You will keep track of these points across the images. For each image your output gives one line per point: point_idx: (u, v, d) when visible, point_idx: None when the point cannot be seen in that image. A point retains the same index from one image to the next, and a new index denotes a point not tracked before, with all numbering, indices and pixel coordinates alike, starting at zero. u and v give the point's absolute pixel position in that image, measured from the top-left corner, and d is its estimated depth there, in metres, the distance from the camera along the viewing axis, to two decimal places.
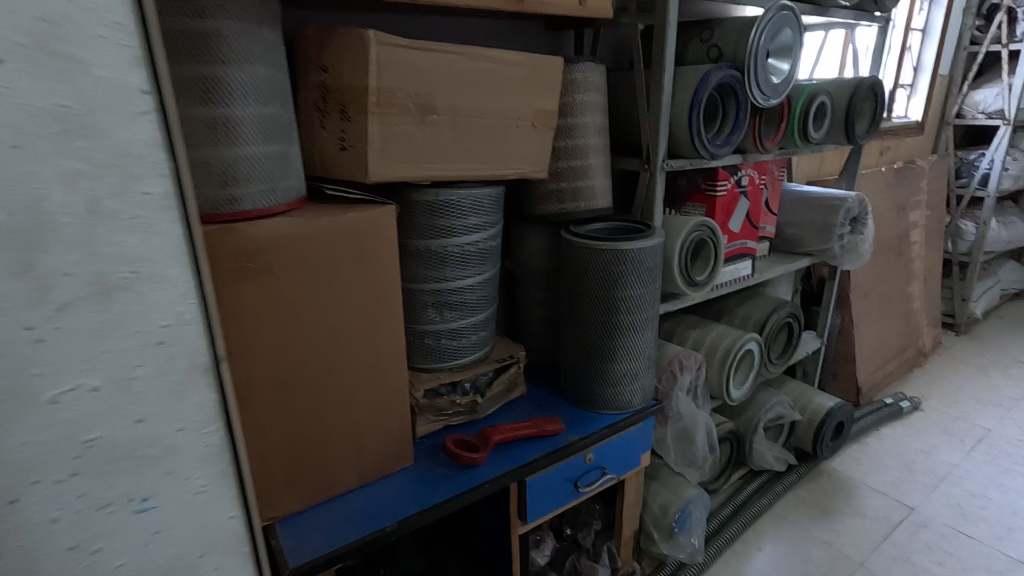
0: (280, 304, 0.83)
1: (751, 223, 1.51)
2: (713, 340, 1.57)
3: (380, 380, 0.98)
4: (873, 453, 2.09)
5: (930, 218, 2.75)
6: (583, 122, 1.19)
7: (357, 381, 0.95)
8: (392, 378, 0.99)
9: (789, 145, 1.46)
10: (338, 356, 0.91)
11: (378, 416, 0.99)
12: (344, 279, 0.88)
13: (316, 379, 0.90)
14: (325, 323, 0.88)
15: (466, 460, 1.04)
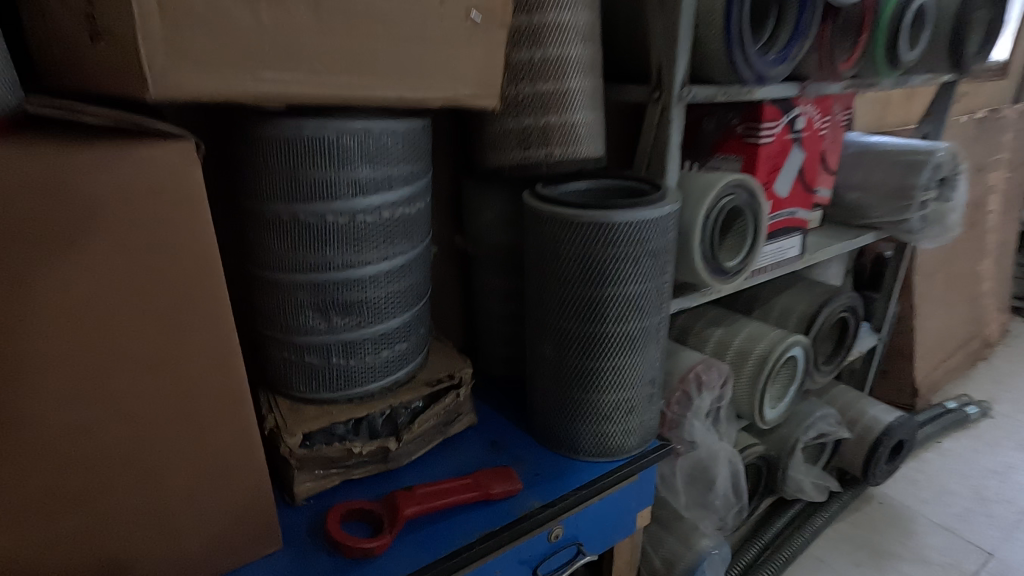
0: None
1: (806, 184, 1.08)
2: (742, 343, 1.17)
3: (205, 434, 0.60)
4: (934, 473, 1.69)
5: (1010, 182, 2.26)
6: (559, 21, 0.76)
7: (159, 438, 0.57)
8: (229, 428, 0.61)
9: (870, 72, 1.02)
10: (109, 400, 0.53)
11: (207, 488, 0.62)
12: (101, 270, 0.50)
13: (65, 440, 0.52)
14: (75, 350, 0.50)
15: (359, 551, 0.68)
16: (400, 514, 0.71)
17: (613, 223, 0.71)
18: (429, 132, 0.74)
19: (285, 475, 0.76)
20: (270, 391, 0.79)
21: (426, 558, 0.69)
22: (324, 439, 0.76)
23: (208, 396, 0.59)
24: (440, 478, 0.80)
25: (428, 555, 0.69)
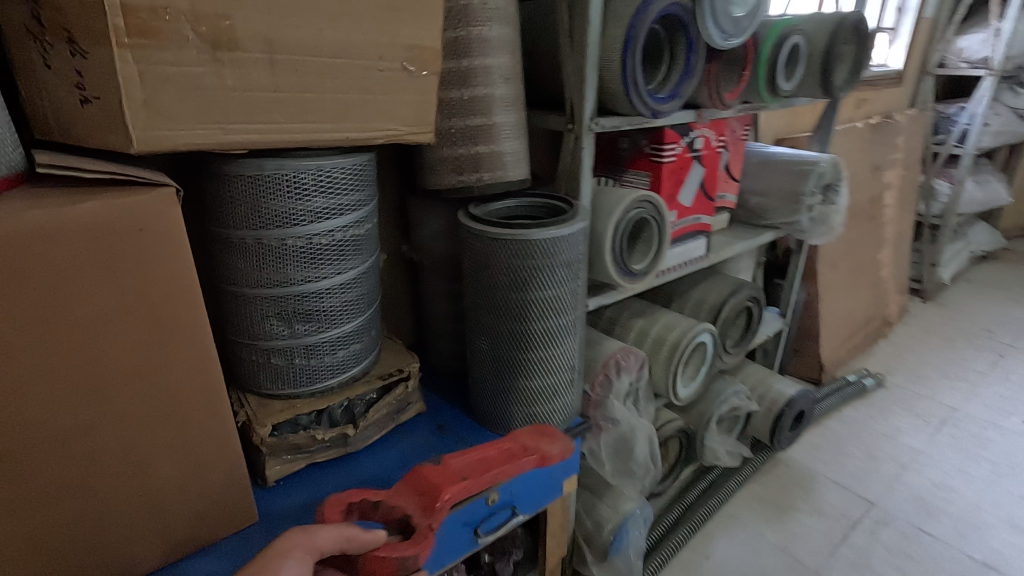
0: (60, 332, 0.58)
1: (706, 197, 1.25)
2: (658, 331, 1.34)
3: (193, 445, 0.71)
4: (834, 437, 1.94)
5: (906, 177, 2.54)
6: (486, 65, 0.89)
7: (167, 446, 0.69)
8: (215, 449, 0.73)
9: (755, 98, 1.18)
10: (149, 419, 0.67)
11: (192, 494, 0.73)
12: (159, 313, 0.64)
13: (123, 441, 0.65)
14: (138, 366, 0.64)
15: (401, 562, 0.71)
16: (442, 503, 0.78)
17: (530, 240, 0.86)
18: (373, 165, 0.86)
19: (256, 462, 0.87)
20: (240, 389, 0.89)
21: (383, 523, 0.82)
22: (291, 428, 0.87)
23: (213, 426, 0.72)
24: (473, 458, 0.86)
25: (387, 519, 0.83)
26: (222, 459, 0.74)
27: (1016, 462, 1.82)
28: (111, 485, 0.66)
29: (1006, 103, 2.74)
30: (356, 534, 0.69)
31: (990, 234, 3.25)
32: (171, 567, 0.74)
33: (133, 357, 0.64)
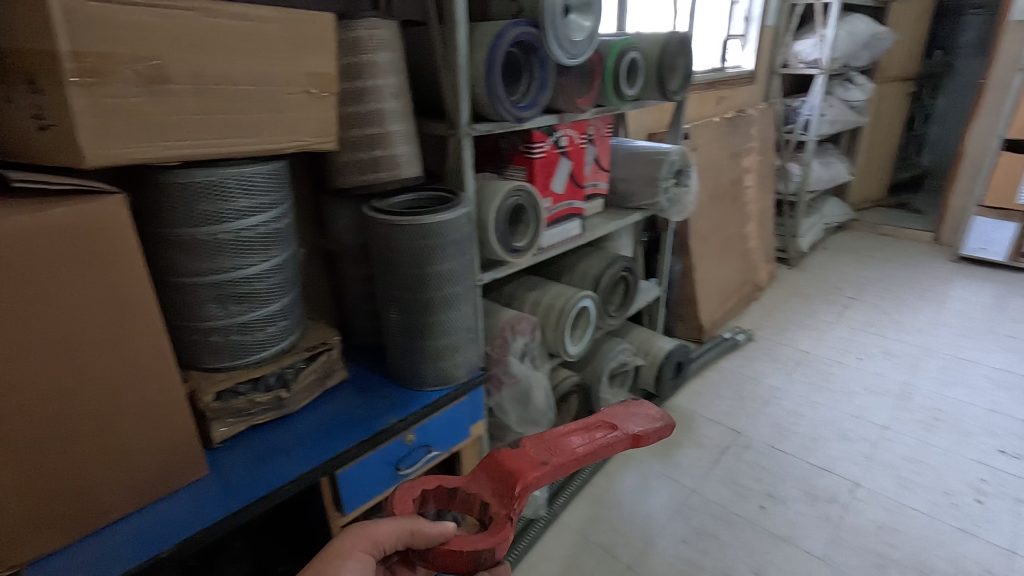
0: (37, 314, 0.73)
1: (577, 184, 1.53)
2: (548, 300, 1.59)
3: (149, 407, 0.86)
4: (712, 384, 2.29)
5: (762, 163, 2.98)
6: (377, 85, 1.09)
7: (129, 407, 0.84)
8: (168, 411, 0.89)
9: (606, 101, 1.44)
10: (112, 385, 0.82)
11: (151, 448, 0.88)
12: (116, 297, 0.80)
13: (91, 404, 0.80)
14: (101, 341, 0.79)
15: (473, 555, 0.76)
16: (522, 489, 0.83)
17: (422, 224, 1.07)
18: (286, 170, 1.03)
19: (203, 427, 1.03)
20: (182, 367, 1.04)
21: (319, 460, 1.01)
22: (232, 395, 1.04)
23: (165, 391, 0.88)
24: (564, 445, 0.92)
25: (322, 457, 1.02)
26: (176, 419, 0.90)
27: (850, 388, 2.24)
28: (82, 441, 0.80)
29: (839, 96, 3.25)
30: (419, 528, 0.76)
31: (840, 207, 3.82)
32: (139, 511, 0.89)
33: (99, 333, 0.79)
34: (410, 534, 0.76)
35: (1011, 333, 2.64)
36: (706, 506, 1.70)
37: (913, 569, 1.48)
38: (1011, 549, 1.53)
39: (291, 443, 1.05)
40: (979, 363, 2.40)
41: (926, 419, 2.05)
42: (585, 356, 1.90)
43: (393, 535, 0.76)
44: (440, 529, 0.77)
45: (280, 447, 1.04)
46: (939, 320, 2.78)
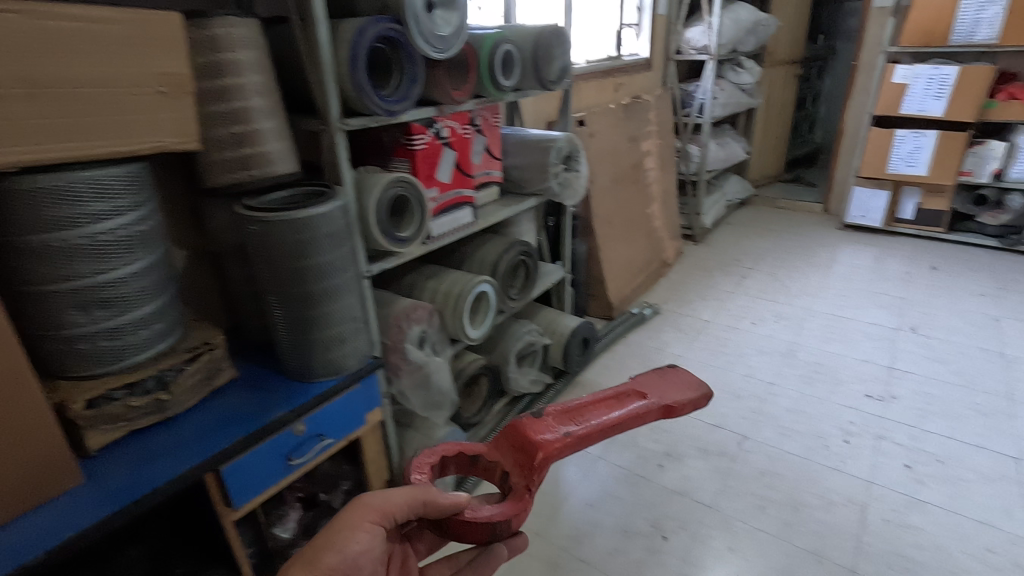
0: None
1: (464, 173, 1.59)
2: (446, 287, 1.64)
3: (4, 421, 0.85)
4: (620, 357, 2.42)
5: (662, 145, 3.14)
6: (241, 83, 1.09)
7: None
8: (27, 423, 0.87)
9: (484, 92, 1.51)
10: None
11: (12, 462, 0.87)
12: None
13: None
14: None
15: (487, 525, 0.90)
16: (545, 460, 1.05)
17: (294, 219, 1.09)
18: (145, 171, 1.02)
19: (76, 436, 1.01)
20: (48, 378, 1.01)
21: (202, 457, 1.02)
22: (105, 402, 1.02)
23: (21, 404, 0.86)
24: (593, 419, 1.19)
25: (205, 454, 1.03)
26: (37, 432, 0.88)
27: (742, 350, 2.44)
28: None
29: (730, 80, 3.47)
30: (431, 500, 0.87)
31: (741, 185, 4.07)
32: (7, 524, 0.88)
33: None
34: (422, 506, 0.87)
35: (883, 291, 2.93)
36: (609, 469, 1.82)
37: (788, 506, 1.65)
38: (869, 480, 1.73)
39: (173, 444, 1.05)
40: (855, 319, 2.66)
41: (807, 373, 2.27)
42: (492, 339, 1.97)
43: (404, 507, 0.86)
44: (453, 502, 0.88)
45: (161, 449, 1.04)
46: (824, 283, 3.04)
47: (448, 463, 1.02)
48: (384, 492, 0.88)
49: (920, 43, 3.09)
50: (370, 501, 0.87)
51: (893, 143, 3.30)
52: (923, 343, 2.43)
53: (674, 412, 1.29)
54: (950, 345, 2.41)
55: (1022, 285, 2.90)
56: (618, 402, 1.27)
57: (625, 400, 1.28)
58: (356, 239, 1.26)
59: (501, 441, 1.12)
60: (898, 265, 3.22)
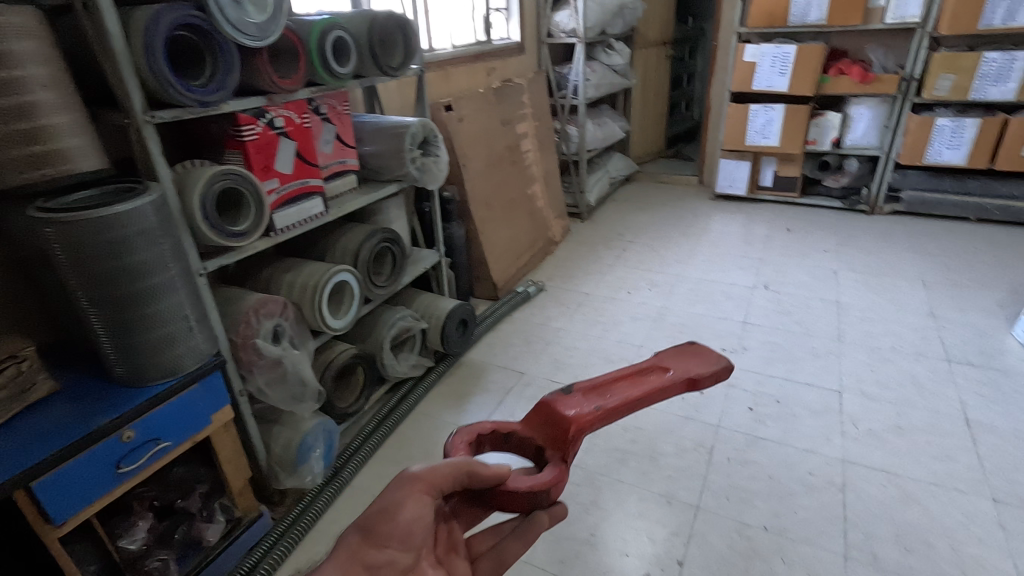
0: None
1: (309, 163, 1.56)
2: (302, 280, 1.61)
3: None
4: (504, 335, 2.50)
5: (539, 127, 3.23)
6: (22, 74, 1.01)
7: None
8: None
9: (319, 80, 1.50)
10: None
11: None
12: None
13: None
14: None
15: (530, 497, 0.77)
16: (575, 434, 0.84)
17: (95, 218, 1.02)
18: None
19: None
20: None
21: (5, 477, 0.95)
22: None
23: None
24: (633, 388, 0.93)
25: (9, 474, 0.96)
26: None
27: (618, 319, 2.59)
28: None
29: (602, 61, 3.61)
30: (476, 470, 0.75)
31: (624, 162, 4.27)
32: None
33: None
34: (466, 476, 0.76)
35: (745, 253, 3.21)
36: None
37: (646, 456, 1.79)
38: (719, 424, 1.91)
39: None
40: (718, 281, 2.89)
41: (673, 334, 2.45)
42: (366, 328, 1.96)
43: (450, 477, 0.75)
44: (496, 473, 0.76)
45: None
46: (695, 251, 3.28)
47: (483, 439, 0.86)
48: (428, 462, 0.76)
49: (764, 23, 3.36)
50: (413, 471, 0.75)
51: (748, 117, 3.57)
52: (773, 298, 2.70)
53: (706, 385, 0.94)
54: (795, 298, 2.69)
55: (859, 240, 3.27)
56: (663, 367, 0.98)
57: (651, 376, 0.95)
58: (179, 235, 1.21)
59: (528, 416, 0.91)
60: (759, 229, 3.52)
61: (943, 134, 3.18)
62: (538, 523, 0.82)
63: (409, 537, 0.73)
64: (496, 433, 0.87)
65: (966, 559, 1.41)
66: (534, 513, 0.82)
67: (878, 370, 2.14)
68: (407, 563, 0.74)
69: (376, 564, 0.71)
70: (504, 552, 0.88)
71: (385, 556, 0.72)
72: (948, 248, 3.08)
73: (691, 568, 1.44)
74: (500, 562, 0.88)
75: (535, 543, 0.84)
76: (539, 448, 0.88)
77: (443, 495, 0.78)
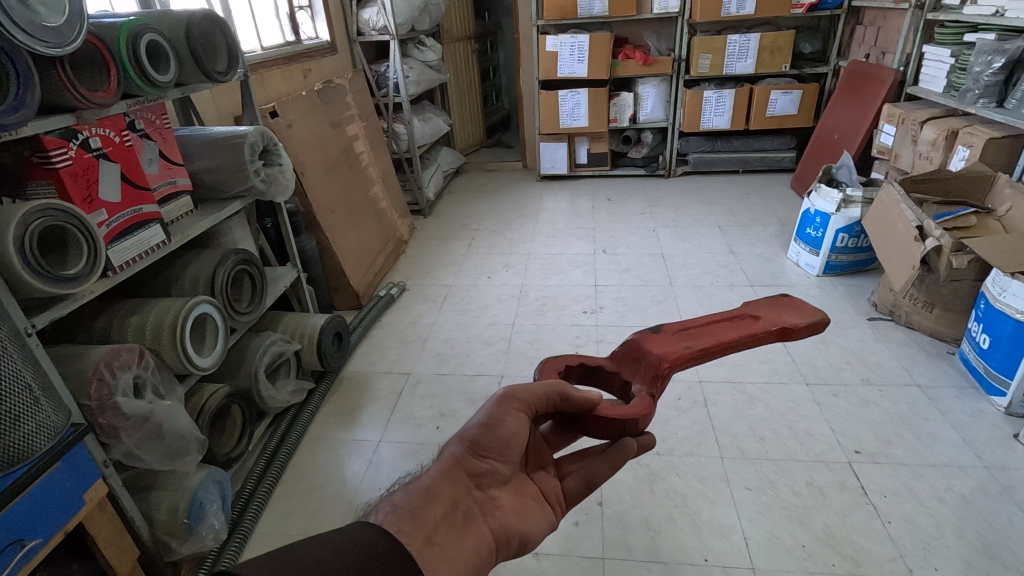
0: None
1: (140, 187, 1.36)
2: (154, 321, 1.40)
3: None
4: (378, 341, 2.44)
5: (368, 126, 3.17)
6: None
7: None
8: None
9: (135, 90, 1.31)
10: None
11: None
12: None
13: None
14: None
15: (620, 424, 0.81)
16: (664, 371, 0.87)
17: None
18: None
19: None
20: None
21: None
22: None
23: None
24: (725, 333, 0.92)
25: None
26: None
27: (485, 304, 2.68)
28: None
29: (416, 57, 3.64)
30: (568, 392, 0.80)
31: (453, 154, 4.37)
32: None
33: None
34: (558, 399, 0.80)
35: (578, 224, 3.53)
36: (392, 448, 1.85)
37: None
38: None
39: None
40: (563, 253, 3.15)
41: (538, 308, 2.63)
42: (233, 362, 1.77)
43: (545, 398, 0.79)
44: (588, 397, 0.80)
45: None
46: (536, 229, 3.52)
47: (571, 369, 0.91)
48: (523, 383, 0.80)
49: (558, 16, 3.68)
50: (512, 392, 0.79)
51: (559, 102, 3.90)
52: (613, 260, 3.03)
53: (800, 336, 0.92)
54: (630, 257, 3.06)
55: (665, 200, 3.80)
56: (750, 313, 0.97)
57: (742, 322, 0.94)
58: None
59: (617, 353, 0.97)
60: (585, 202, 3.89)
61: (710, 104, 3.83)
62: (626, 449, 0.82)
63: (506, 449, 0.76)
64: (583, 366, 0.93)
65: (802, 433, 1.79)
66: (622, 439, 0.82)
67: (705, 304, 2.55)
68: (506, 476, 0.77)
69: (479, 474, 0.75)
70: (593, 472, 0.84)
71: (485, 467, 0.76)
72: (729, 197, 3.75)
73: (611, 504, 1.59)
74: (589, 484, 0.84)
75: (624, 466, 0.82)
76: (623, 382, 0.93)
77: (536, 416, 0.81)
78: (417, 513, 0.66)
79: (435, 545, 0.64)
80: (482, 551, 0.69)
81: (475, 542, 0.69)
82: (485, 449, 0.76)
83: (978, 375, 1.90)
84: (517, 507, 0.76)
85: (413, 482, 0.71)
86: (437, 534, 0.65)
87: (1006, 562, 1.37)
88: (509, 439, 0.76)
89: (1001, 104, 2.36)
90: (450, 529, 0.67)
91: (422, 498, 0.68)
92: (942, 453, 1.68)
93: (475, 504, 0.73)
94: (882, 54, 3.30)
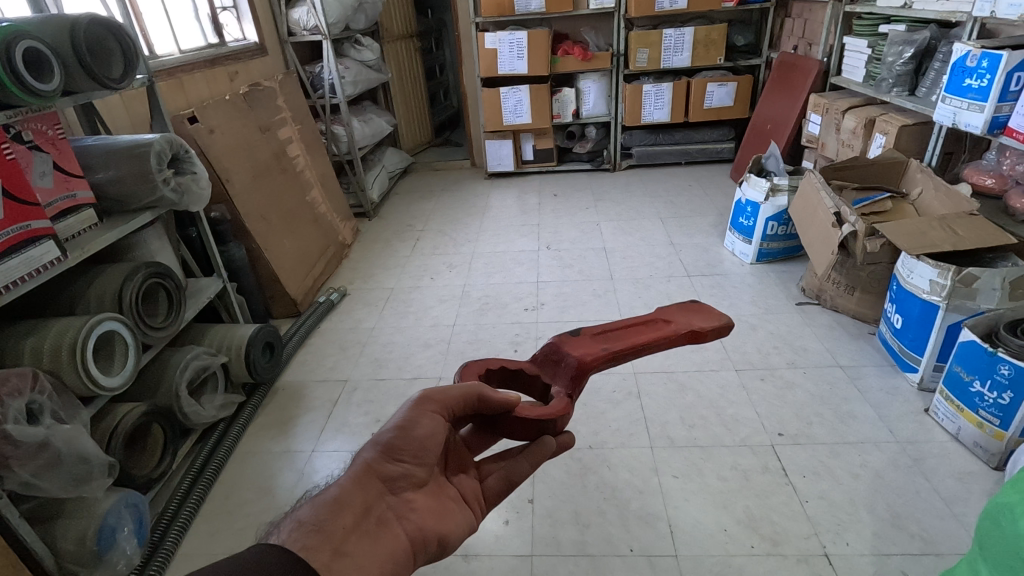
0: None
1: (26, 202, 1.28)
2: (52, 342, 1.33)
3: None
4: (315, 349, 2.39)
5: (302, 128, 3.10)
6: None
7: None
8: None
9: (17, 101, 1.24)
10: None
11: None
12: None
13: None
14: None
15: (539, 424, 0.81)
16: (582, 372, 0.89)
17: None
18: None
19: None
20: None
21: None
22: None
23: None
24: (637, 335, 0.94)
25: None
26: None
27: (427, 305, 2.66)
28: None
29: (353, 57, 3.58)
30: (486, 394, 0.77)
31: (398, 155, 4.33)
32: None
33: None
34: (476, 400, 0.78)
35: (524, 221, 3.54)
36: (325, 458, 1.81)
37: None
38: None
39: None
40: (508, 251, 3.15)
41: (480, 307, 2.61)
42: (150, 379, 1.70)
43: (461, 399, 0.77)
44: (504, 400, 0.78)
45: None
46: (482, 227, 3.50)
47: (492, 373, 0.91)
48: (441, 385, 0.79)
49: (495, 13, 3.67)
50: (430, 393, 0.78)
51: (501, 100, 3.89)
52: (556, 256, 3.04)
53: (708, 339, 0.94)
54: (573, 252, 3.08)
55: (609, 194, 3.84)
56: (661, 317, 0.99)
57: (654, 326, 0.96)
58: None
59: (538, 356, 0.98)
60: (532, 199, 3.90)
61: (650, 98, 3.88)
62: (545, 447, 0.81)
63: (425, 450, 0.75)
64: (502, 369, 0.92)
65: (729, 419, 1.83)
66: (542, 437, 0.81)
67: (643, 296, 2.59)
68: (423, 478, 0.76)
69: (392, 478, 0.73)
70: (513, 472, 0.81)
71: (401, 470, 0.74)
72: (671, 189, 3.81)
73: (542, 501, 1.60)
74: (508, 483, 0.81)
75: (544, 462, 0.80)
76: (544, 384, 0.93)
77: (455, 419, 0.80)
78: (325, 524, 0.63)
79: (344, 556, 0.62)
80: (398, 557, 0.67)
81: (389, 546, 0.67)
82: (403, 451, 0.74)
83: (894, 354, 1.98)
84: (434, 508, 0.74)
85: (321, 494, 0.67)
86: (348, 544, 0.63)
87: (912, 532, 1.43)
88: (426, 439, 0.75)
89: (913, 93, 2.46)
90: (362, 536, 0.66)
91: (330, 508, 0.65)
92: (859, 431, 1.74)
93: (388, 508, 0.71)
94: (809, 45, 3.40)
